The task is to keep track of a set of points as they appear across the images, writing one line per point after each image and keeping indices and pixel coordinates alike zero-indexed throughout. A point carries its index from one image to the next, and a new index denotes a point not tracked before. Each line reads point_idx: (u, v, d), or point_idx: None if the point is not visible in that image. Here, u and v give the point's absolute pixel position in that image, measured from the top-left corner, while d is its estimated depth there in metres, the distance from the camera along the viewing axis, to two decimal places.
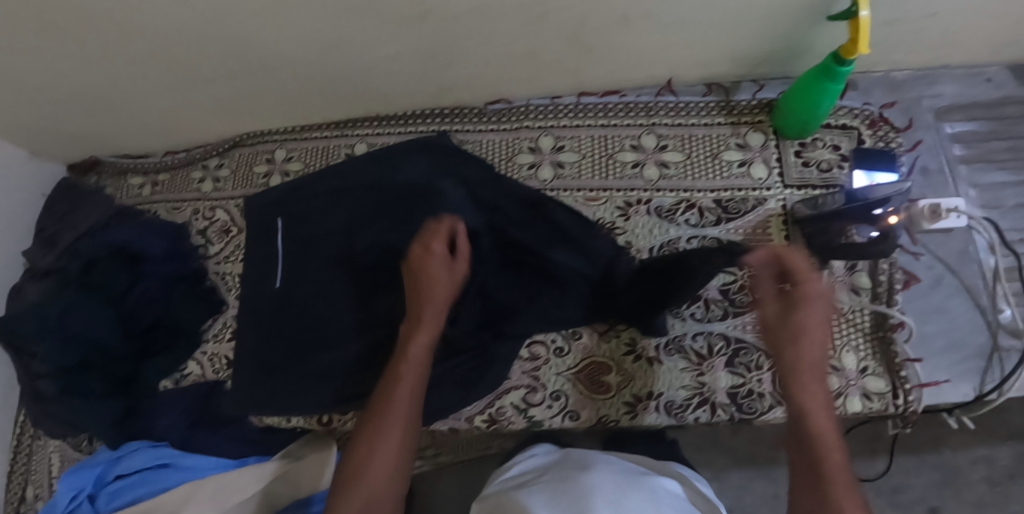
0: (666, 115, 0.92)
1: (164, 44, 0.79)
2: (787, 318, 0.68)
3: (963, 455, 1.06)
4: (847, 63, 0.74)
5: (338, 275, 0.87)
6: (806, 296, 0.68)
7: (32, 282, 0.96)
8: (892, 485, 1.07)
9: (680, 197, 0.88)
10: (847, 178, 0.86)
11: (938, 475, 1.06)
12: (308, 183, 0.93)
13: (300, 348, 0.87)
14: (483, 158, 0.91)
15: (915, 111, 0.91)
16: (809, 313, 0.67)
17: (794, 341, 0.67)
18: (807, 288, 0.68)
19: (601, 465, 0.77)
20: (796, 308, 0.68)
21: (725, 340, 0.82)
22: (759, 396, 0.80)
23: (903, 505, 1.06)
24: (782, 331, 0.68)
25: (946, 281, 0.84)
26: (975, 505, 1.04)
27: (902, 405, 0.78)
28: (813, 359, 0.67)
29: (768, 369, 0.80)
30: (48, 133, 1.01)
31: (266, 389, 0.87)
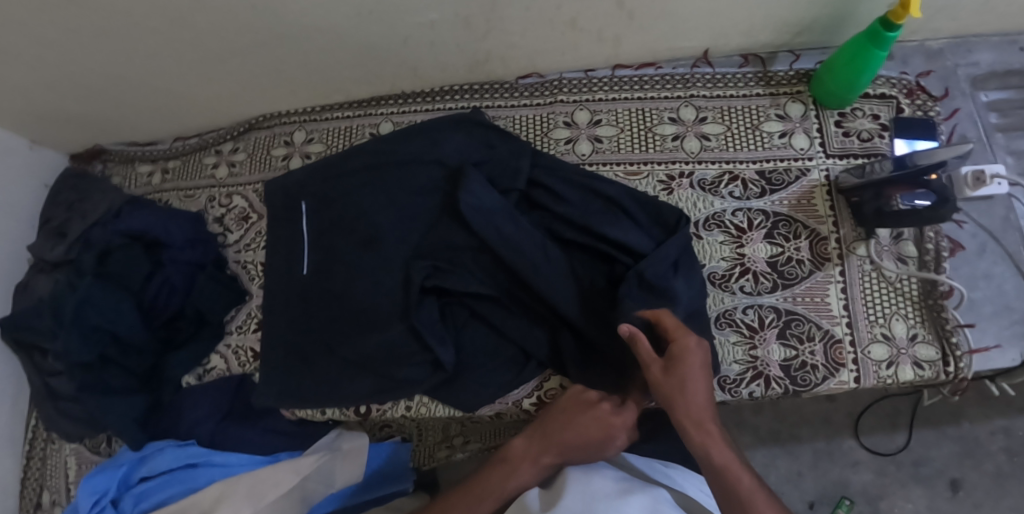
0: (704, 87, 0.90)
1: (191, 9, 0.75)
2: (687, 361, 0.68)
3: (983, 427, 1.07)
4: (896, 27, 0.73)
5: (372, 258, 0.82)
6: (682, 350, 0.68)
7: (43, 276, 0.92)
8: (913, 458, 1.08)
9: (722, 169, 0.86)
10: (887, 147, 0.85)
11: (959, 448, 1.07)
12: (336, 161, 0.89)
13: (335, 334, 0.83)
14: (519, 134, 0.90)
15: (951, 80, 0.91)
16: (690, 360, 0.68)
17: (670, 396, 0.67)
18: (682, 339, 0.69)
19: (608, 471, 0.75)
20: (677, 365, 0.68)
21: (776, 312, 0.81)
22: (812, 368, 0.79)
23: (925, 478, 1.07)
24: (665, 387, 0.67)
25: (989, 248, 0.85)
26: (995, 476, 1.05)
27: (953, 372, 0.78)
28: (698, 407, 0.67)
29: (820, 340, 0.79)
30: (52, 118, 0.95)
31: (301, 380, 0.83)
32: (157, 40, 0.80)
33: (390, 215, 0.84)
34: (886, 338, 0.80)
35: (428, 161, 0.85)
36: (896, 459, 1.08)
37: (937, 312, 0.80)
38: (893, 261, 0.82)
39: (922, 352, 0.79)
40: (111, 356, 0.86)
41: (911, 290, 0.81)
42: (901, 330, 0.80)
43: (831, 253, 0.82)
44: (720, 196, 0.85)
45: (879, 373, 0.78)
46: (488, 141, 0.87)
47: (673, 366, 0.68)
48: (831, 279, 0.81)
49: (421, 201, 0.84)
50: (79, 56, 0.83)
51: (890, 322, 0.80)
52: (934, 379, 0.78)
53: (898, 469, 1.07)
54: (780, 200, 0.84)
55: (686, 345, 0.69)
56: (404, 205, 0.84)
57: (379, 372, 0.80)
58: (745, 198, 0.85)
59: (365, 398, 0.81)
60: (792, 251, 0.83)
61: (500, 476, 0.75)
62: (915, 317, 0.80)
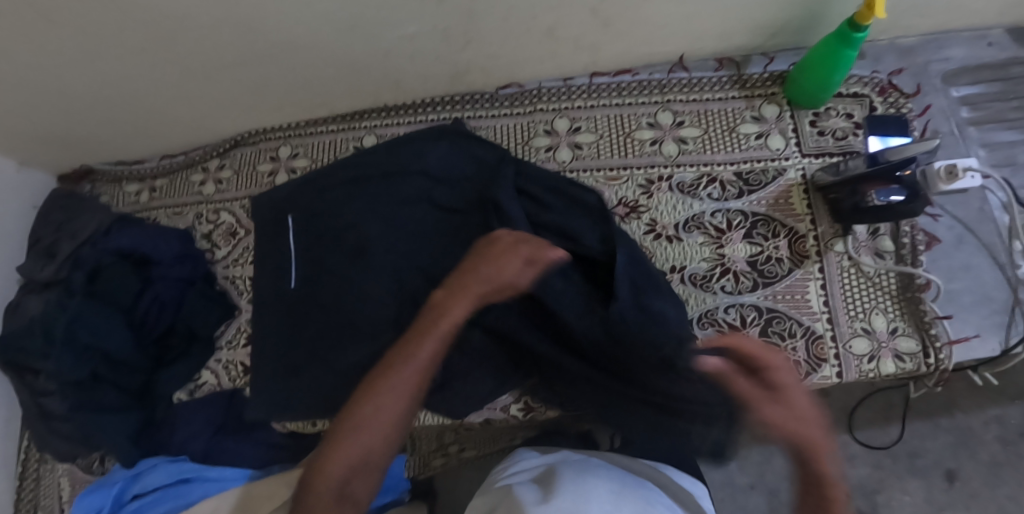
0: (680, 91, 0.91)
1: (174, 30, 0.77)
2: (787, 384, 0.64)
3: (974, 417, 1.08)
4: (863, 28, 0.74)
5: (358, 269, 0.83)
6: (779, 372, 0.65)
7: (33, 297, 0.93)
8: (908, 450, 1.08)
9: (700, 171, 0.88)
10: (862, 144, 0.87)
11: (952, 438, 1.08)
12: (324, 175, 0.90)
13: (325, 346, 0.83)
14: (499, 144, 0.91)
15: (924, 77, 0.92)
16: (788, 374, 0.66)
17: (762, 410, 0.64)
18: (771, 359, 0.66)
19: (601, 471, 0.77)
20: (781, 390, 0.64)
21: (757, 311, 0.82)
22: (795, 364, 0.80)
23: (919, 470, 1.08)
24: (785, 419, 0.62)
25: (967, 240, 0.86)
26: (989, 464, 1.06)
27: (934, 363, 0.79)
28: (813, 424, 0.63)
29: (801, 337, 0.80)
30: (39, 139, 0.96)
31: (291, 394, 0.84)
32: (142, 60, 0.82)
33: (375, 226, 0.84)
34: (867, 333, 0.81)
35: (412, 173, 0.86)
36: (890, 452, 1.09)
37: (915, 305, 0.81)
38: (871, 257, 0.83)
39: (903, 345, 0.80)
40: (102, 373, 0.86)
41: (890, 284, 0.83)
42: (881, 324, 0.81)
43: (809, 250, 0.84)
44: (699, 198, 0.86)
45: (861, 367, 0.79)
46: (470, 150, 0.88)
47: (777, 383, 0.65)
48: (810, 276, 0.83)
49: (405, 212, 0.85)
50: (65, 78, 0.84)
51: (870, 317, 0.81)
52: (916, 371, 0.79)
53: (893, 462, 1.08)
54: (758, 200, 0.86)
55: (780, 364, 0.65)
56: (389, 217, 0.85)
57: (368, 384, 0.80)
58: (724, 199, 0.86)
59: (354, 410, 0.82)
60: (771, 250, 0.84)
61: (383, 392, 0.67)
62: (895, 310, 0.82)
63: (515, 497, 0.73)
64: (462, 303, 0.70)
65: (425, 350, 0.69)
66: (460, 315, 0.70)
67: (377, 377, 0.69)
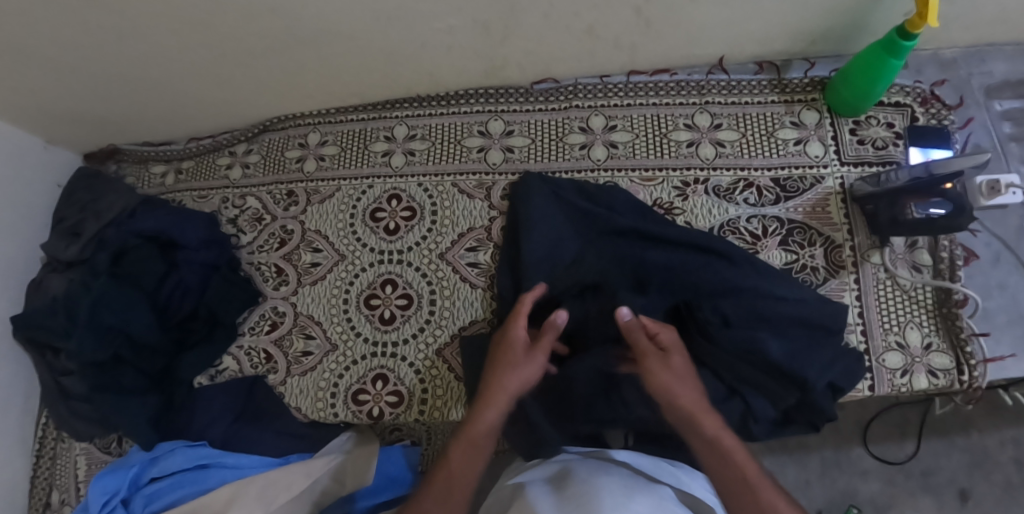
0: (719, 93, 0.90)
1: (212, 11, 0.75)
2: (675, 355, 0.73)
3: (991, 437, 1.07)
4: (913, 37, 0.73)
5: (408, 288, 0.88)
6: (664, 344, 0.73)
7: (56, 275, 0.92)
8: (922, 467, 1.08)
9: (737, 176, 0.86)
10: (902, 155, 0.86)
11: (968, 457, 1.07)
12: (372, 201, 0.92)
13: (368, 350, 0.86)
14: (544, 163, 0.89)
15: (966, 89, 0.91)
16: (675, 365, 0.72)
17: (675, 390, 0.71)
18: (661, 335, 0.74)
19: (615, 470, 0.76)
20: (665, 357, 0.73)
21: None
22: None
23: (933, 487, 1.07)
24: (664, 380, 0.71)
25: (1004, 257, 0.85)
26: (1005, 486, 1.05)
27: (967, 381, 0.78)
28: (697, 401, 0.70)
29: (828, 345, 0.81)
30: (67, 117, 0.95)
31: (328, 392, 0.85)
32: (175, 41, 0.81)
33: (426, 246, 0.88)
34: (901, 347, 0.80)
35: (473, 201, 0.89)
36: (904, 468, 1.08)
37: (951, 321, 0.80)
38: (907, 269, 0.82)
39: (937, 361, 0.79)
40: (124, 355, 0.86)
41: (926, 298, 0.82)
42: (916, 338, 0.80)
43: (845, 260, 0.82)
44: (735, 203, 0.85)
45: (893, 382, 0.79)
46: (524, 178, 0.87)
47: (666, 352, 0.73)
48: (846, 287, 0.81)
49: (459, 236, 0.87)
50: (96, 56, 0.83)
51: (904, 331, 0.80)
52: (948, 388, 0.79)
53: (907, 478, 1.07)
54: (795, 207, 0.85)
55: (668, 337, 0.74)
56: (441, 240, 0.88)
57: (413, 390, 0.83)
58: (761, 205, 0.85)
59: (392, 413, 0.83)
60: (806, 258, 0.83)
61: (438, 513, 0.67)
62: (930, 325, 0.81)
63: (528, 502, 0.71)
64: (491, 410, 0.71)
65: (466, 454, 0.70)
66: (495, 419, 0.71)
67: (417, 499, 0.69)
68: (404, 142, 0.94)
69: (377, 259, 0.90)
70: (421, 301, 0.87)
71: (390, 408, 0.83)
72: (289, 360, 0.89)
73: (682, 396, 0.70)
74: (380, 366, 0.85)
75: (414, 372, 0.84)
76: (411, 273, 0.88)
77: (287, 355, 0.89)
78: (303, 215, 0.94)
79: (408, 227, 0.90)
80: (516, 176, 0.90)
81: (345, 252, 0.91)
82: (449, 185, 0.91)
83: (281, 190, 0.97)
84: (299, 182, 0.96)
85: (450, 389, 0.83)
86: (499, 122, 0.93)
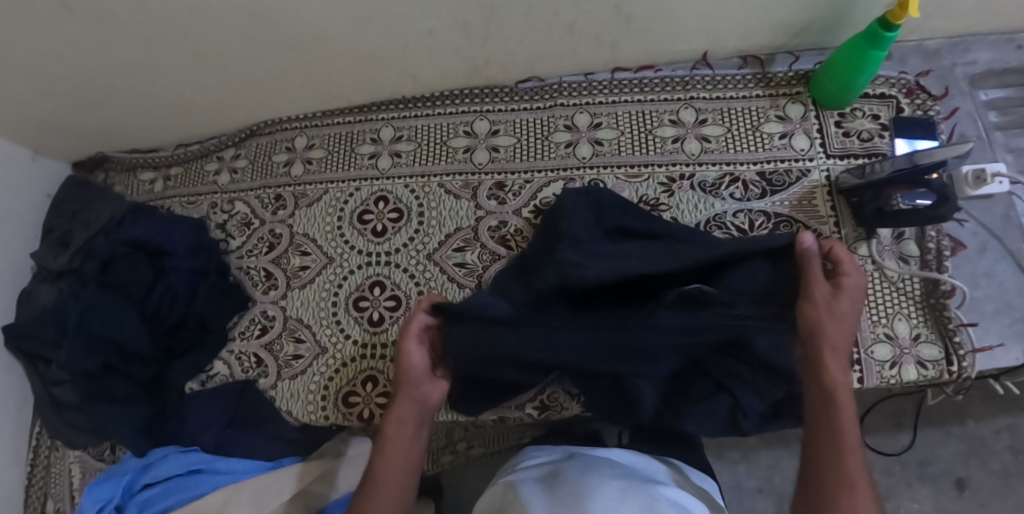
0: (703, 89, 0.90)
1: (192, 19, 0.76)
2: (852, 296, 0.72)
3: (988, 426, 1.07)
4: (894, 28, 0.73)
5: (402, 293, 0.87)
6: (850, 284, 0.73)
7: (47, 284, 0.93)
8: (919, 457, 1.07)
9: (723, 171, 0.86)
10: (888, 146, 0.86)
11: (965, 446, 1.07)
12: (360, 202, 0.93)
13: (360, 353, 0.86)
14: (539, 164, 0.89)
15: (949, 79, 0.91)
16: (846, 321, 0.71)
17: (824, 328, 0.70)
18: (847, 268, 0.73)
19: (609, 471, 0.75)
20: (840, 294, 0.72)
21: None
22: None
23: (930, 477, 1.07)
24: (824, 311, 0.71)
25: (991, 246, 0.85)
26: (1001, 474, 1.05)
27: (956, 371, 0.78)
28: (841, 342, 0.70)
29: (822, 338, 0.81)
30: (54, 127, 0.95)
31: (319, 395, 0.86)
32: (158, 49, 0.81)
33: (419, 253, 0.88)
34: (889, 338, 0.80)
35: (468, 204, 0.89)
36: (901, 459, 1.08)
37: (939, 311, 0.80)
38: (895, 261, 0.82)
39: (925, 352, 0.79)
40: (114, 363, 0.86)
41: (913, 290, 0.81)
42: (904, 329, 0.80)
43: None
44: (721, 198, 0.85)
45: (882, 374, 0.79)
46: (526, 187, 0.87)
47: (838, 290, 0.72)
48: None
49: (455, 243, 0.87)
50: (80, 67, 0.83)
51: (892, 322, 0.80)
52: (938, 378, 0.79)
53: (903, 469, 1.07)
54: (781, 201, 0.84)
55: (853, 280, 0.73)
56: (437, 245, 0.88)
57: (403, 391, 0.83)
58: (746, 199, 0.85)
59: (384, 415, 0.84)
60: None
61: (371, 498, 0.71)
62: (917, 316, 0.81)
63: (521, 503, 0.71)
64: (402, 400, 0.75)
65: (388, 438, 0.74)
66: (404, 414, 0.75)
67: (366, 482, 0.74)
68: (390, 144, 0.95)
69: (365, 261, 0.90)
70: (410, 302, 0.87)
71: (381, 410, 0.84)
72: (279, 364, 0.89)
73: (830, 332, 0.70)
74: (370, 368, 0.86)
75: None
76: (399, 274, 0.88)
77: (277, 359, 0.89)
78: (290, 219, 0.95)
79: (395, 229, 0.90)
80: (502, 175, 0.90)
81: (333, 255, 0.91)
82: (436, 186, 0.91)
83: (268, 194, 0.97)
84: (287, 187, 0.96)
85: None
86: (484, 122, 0.93)
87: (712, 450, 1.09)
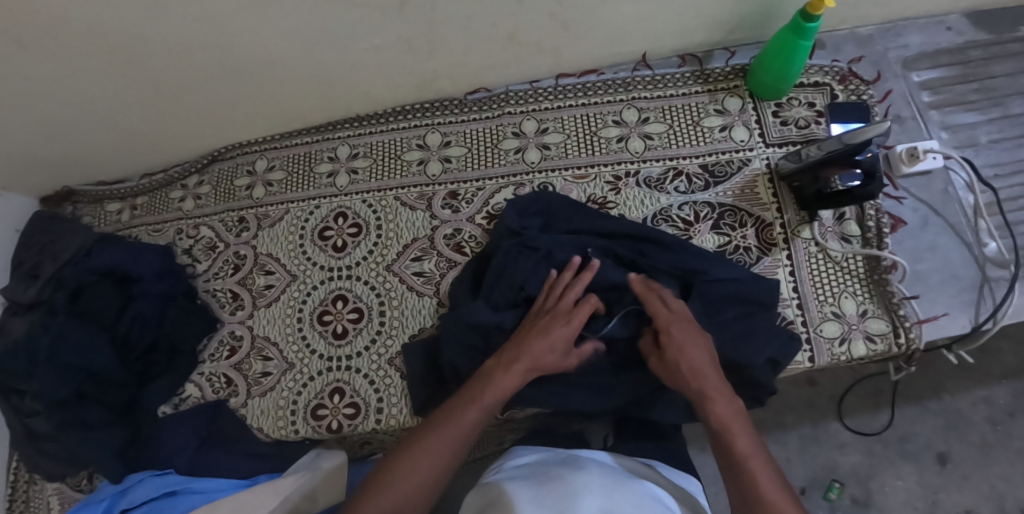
0: (645, 89, 0.93)
1: (144, 52, 0.79)
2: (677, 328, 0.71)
3: (963, 399, 1.09)
4: (815, 18, 0.76)
5: (365, 303, 0.90)
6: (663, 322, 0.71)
7: (17, 317, 0.94)
8: (899, 435, 1.09)
9: (667, 166, 0.89)
10: (825, 131, 0.89)
11: (942, 421, 1.08)
12: (322, 220, 0.95)
13: (327, 367, 0.88)
14: (491, 171, 0.92)
15: (883, 64, 0.94)
16: (694, 356, 0.69)
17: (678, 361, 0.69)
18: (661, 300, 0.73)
19: (595, 470, 0.75)
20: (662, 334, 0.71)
21: (710, 207, 0.87)
22: (745, 250, 0.85)
23: (911, 454, 1.08)
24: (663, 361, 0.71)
25: (931, 221, 0.87)
26: (980, 446, 1.07)
27: (904, 343, 0.80)
28: (697, 369, 0.68)
29: (750, 226, 0.85)
30: (17, 164, 0.98)
31: (290, 410, 0.88)
32: (113, 82, 0.84)
33: (381, 265, 0.91)
34: (837, 316, 0.82)
35: (425, 216, 0.91)
36: (881, 438, 1.09)
37: (883, 287, 0.82)
38: (838, 241, 0.85)
39: (873, 326, 0.81)
40: (86, 391, 0.86)
41: (858, 267, 0.84)
42: (851, 307, 0.82)
43: (776, 238, 0.85)
44: (666, 192, 0.88)
45: (832, 351, 0.81)
46: (482, 197, 0.91)
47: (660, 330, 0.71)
48: (778, 264, 0.84)
49: (415, 253, 0.90)
50: (38, 104, 0.86)
51: (839, 301, 0.82)
52: (887, 352, 0.80)
53: (885, 447, 1.08)
54: (724, 191, 0.87)
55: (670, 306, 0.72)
56: (396, 256, 0.91)
57: (370, 401, 0.85)
58: (691, 192, 0.88)
59: (351, 427, 0.85)
60: (739, 239, 0.85)
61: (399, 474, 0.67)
62: (864, 293, 0.83)
63: (509, 495, 0.71)
64: (516, 373, 0.71)
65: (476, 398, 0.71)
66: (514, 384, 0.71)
67: (420, 432, 0.71)
68: (348, 161, 0.97)
69: (327, 276, 0.92)
70: (372, 313, 0.89)
71: (348, 420, 0.85)
72: (248, 382, 0.91)
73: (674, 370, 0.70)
74: (337, 380, 0.87)
75: (369, 384, 0.86)
76: (361, 287, 0.91)
77: (247, 377, 0.91)
78: (254, 240, 0.97)
79: (355, 243, 0.93)
80: (455, 185, 0.92)
81: (296, 272, 0.94)
82: (392, 199, 0.94)
83: (232, 217, 0.99)
84: (249, 209, 0.99)
85: (399, 397, 0.84)
86: (436, 134, 0.96)
87: (694, 442, 1.10)
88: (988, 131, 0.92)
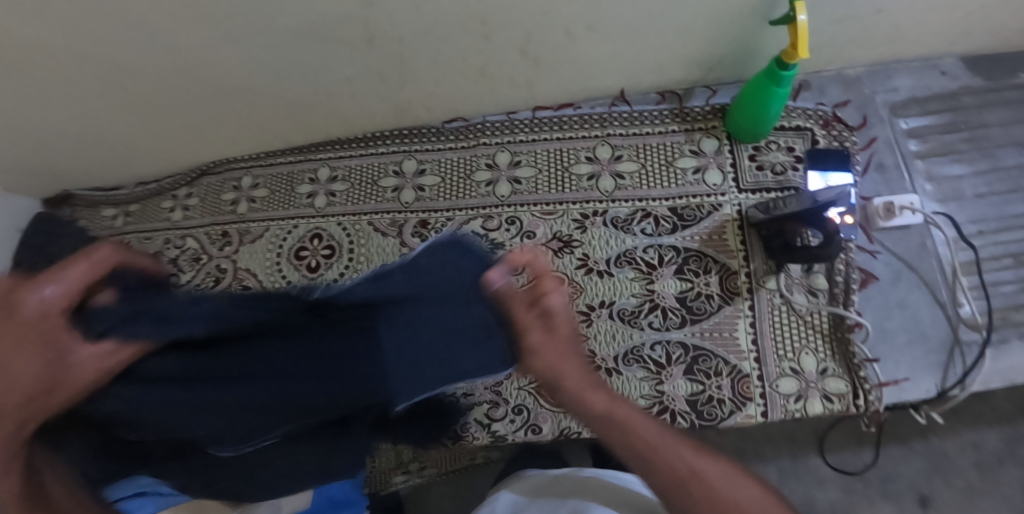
0: (620, 125, 0.92)
1: (126, 77, 0.82)
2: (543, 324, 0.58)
3: (951, 442, 1.03)
4: (791, 66, 0.74)
5: None
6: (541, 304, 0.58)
7: None
8: (882, 475, 1.03)
9: (635, 207, 0.88)
10: (801, 179, 0.86)
11: (927, 463, 1.03)
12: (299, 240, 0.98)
13: None
14: (461, 202, 0.93)
15: (869, 108, 0.91)
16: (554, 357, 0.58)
17: (551, 357, 0.58)
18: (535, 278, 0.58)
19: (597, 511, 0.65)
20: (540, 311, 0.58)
21: (675, 251, 0.86)
22: (707, 298, 0.84)
23: (893, 495, 1.02)
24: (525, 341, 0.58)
25: (904, 276, 0.84)
26: (967, 491, 1.01)
27: (862, 405, 0.79)
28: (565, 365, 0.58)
29: (715, 273, 0.85)
30: (18, 171, 1.02)
31: None
32: (101, 102, 0.87)
33: None
34: (796, 372, 0.81)
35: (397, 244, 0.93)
36: (863, 477, 1.03)
37: (845, 345, 0.81)
38: (803, 294, 0.83)
39: (832, 385, 0.80)
40: None
41: (821, 323, 0.82)
42: (811, 364, 0.81)
43: (740, 287, 0.84)
44: (632, 234, 0.87)
45: (787, 407, 0.80)
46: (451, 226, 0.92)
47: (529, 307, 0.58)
48: (740, 314, 0.83)
49: None
50: (31, 119, 0.90)
51: (800, 357, 0.81)
52: (845, 411, 0.79)
53: (866, 487, 1.03)
54: (691, 235, 0.86)
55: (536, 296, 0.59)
56: None
57: None
58: (657, 234, 0.87)
59: None
60: (701, 286, 0.84)
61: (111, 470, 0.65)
62: (825, 350, 0.81)
63: None
64: None
65: None
66: None
67: None
68: (327, 183, 1.00)
69: None
70: None
71: None
72: None
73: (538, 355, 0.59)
74: None
75: None
76: None
77: None
78: (234, 255, 1.00)
79: (328, 265, 0.95)
80: (426, 214, 0.94)
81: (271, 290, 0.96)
82: (365, 224, 0.96)
83: (217, 231, 1.03)
84: (232, 224, 1.02)
85: None
86: (412, 161, 0.97)
87: None
88: (974, 185, 0.88)
